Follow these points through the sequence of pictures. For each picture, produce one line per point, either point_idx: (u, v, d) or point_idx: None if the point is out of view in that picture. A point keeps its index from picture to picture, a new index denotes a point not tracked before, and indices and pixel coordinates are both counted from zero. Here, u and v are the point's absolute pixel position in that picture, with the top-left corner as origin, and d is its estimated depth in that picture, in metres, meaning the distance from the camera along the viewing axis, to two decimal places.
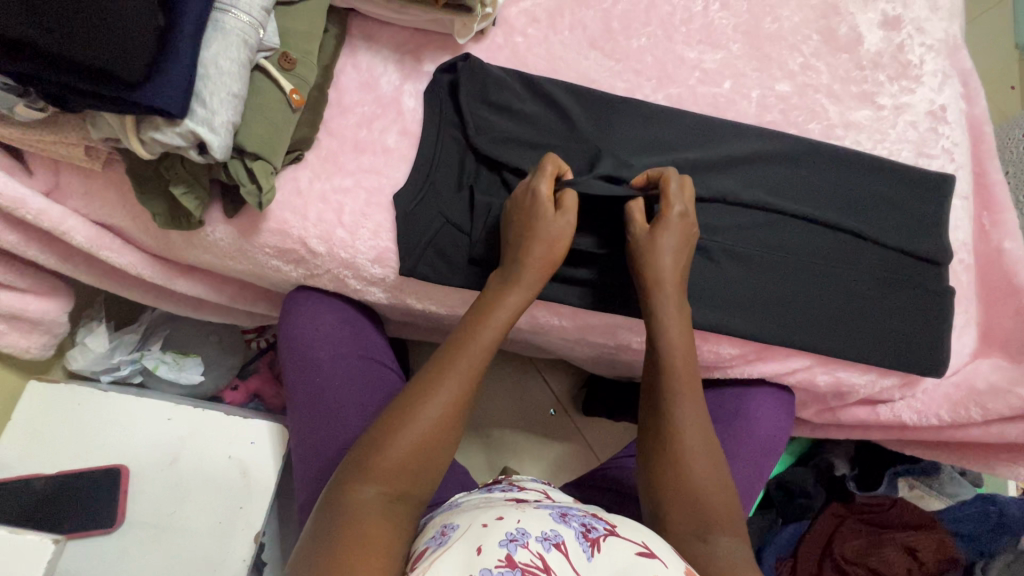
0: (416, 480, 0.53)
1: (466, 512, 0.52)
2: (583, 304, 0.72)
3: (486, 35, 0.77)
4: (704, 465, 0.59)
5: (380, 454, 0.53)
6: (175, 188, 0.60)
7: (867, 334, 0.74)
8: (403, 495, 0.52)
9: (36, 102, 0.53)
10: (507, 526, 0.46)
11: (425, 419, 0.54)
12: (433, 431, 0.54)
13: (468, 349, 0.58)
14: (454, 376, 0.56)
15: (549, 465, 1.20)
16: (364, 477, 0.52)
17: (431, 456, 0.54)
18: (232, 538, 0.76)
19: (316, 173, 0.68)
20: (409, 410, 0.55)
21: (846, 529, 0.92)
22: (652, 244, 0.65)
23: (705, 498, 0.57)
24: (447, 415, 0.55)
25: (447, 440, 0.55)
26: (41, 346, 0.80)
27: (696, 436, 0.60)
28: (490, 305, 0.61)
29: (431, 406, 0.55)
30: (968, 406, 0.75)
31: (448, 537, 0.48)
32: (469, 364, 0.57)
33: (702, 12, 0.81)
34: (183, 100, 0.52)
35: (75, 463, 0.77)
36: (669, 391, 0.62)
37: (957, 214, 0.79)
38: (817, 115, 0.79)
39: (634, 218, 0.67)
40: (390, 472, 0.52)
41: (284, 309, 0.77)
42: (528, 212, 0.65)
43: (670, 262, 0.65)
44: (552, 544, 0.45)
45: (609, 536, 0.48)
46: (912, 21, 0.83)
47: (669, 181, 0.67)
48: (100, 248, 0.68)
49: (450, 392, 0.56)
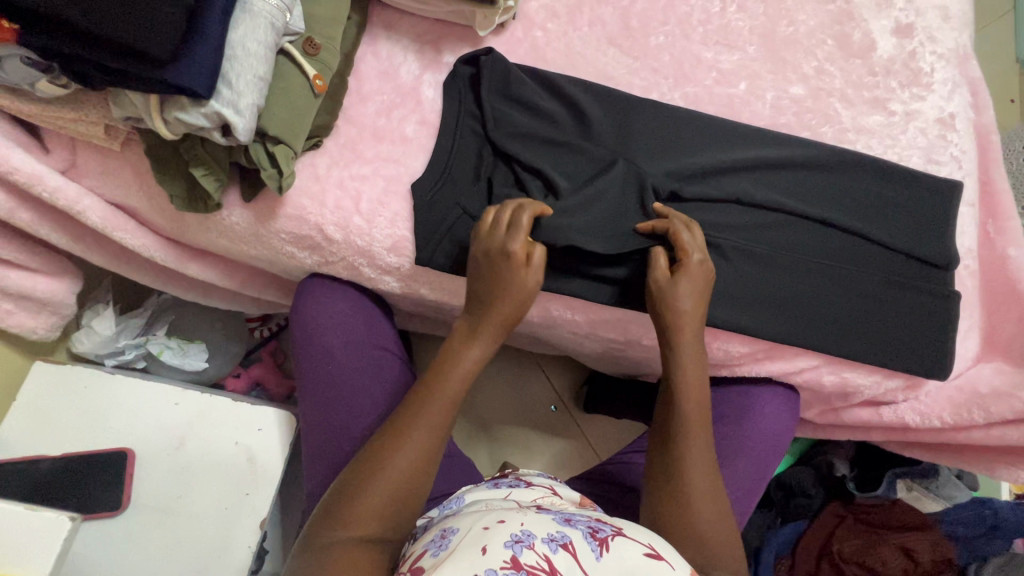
0: (389, 525, 0.53)
1: (466, 517, 0.52)
2: (610, 302, 0.72)
3: (506, 29, 0.77)
4: (707, 506, 0.60)
5: (352, 499, 0.53)
6: (195, 169, 0.60)
7: (873, 336, 0.75)
8: (377, 541, 0.52)
9: (59, 77, 0.53)
10: (511, 528, 0.47)
11: (398, 463, 0.55)
12: (404, 474, 0.54)
13: (440, 389, 0.58)
14: (427, 419, 0.57)
15: (550, 462, 1.20)
16: (336, 525, 0.52)
17: (403, 502, 0.54)
18: (239, 524, 0.76)
19: (334, 159, 0.68)
20: (380, 458, 0.55)
21: (844, 529, 0.93)
22: (672, 291, 0.65)
23: (707, 539, 0.58)
24: (420, 456, 0.55)
25: (420, 483, 0.55)
26: (47, 327, 0.79)
27: (704, 476, 0.61)
28: (457, 349, 0.61)
29: (402, 448, 0.55)
30: (970, 410, 0.76)
31: (449, 540, 0.49)
32: (439, 412, 0.57)
33: (719, 13, 0.82)
34: (210, 80, 0.51)
35: (83, 445, 0.76)
36: (676, 437, 0.63)
37: (963, 221, 0.81)
38: (830, 119, 0.80)
39: (658, 264, 0.66)
40: (364, 521, 0.52)
41: (297, 296, 0.77)
42: (492, 262, 0.62)
43: (690, 308, 0.65)
44: (558, 545, 0.46)
45: (616, 536, 0.49)
46: (924, 29, 0.84)
47: (682, 234, 0.66)
48: (114, 229, 0.68)
49: (419, 440, 0.56)
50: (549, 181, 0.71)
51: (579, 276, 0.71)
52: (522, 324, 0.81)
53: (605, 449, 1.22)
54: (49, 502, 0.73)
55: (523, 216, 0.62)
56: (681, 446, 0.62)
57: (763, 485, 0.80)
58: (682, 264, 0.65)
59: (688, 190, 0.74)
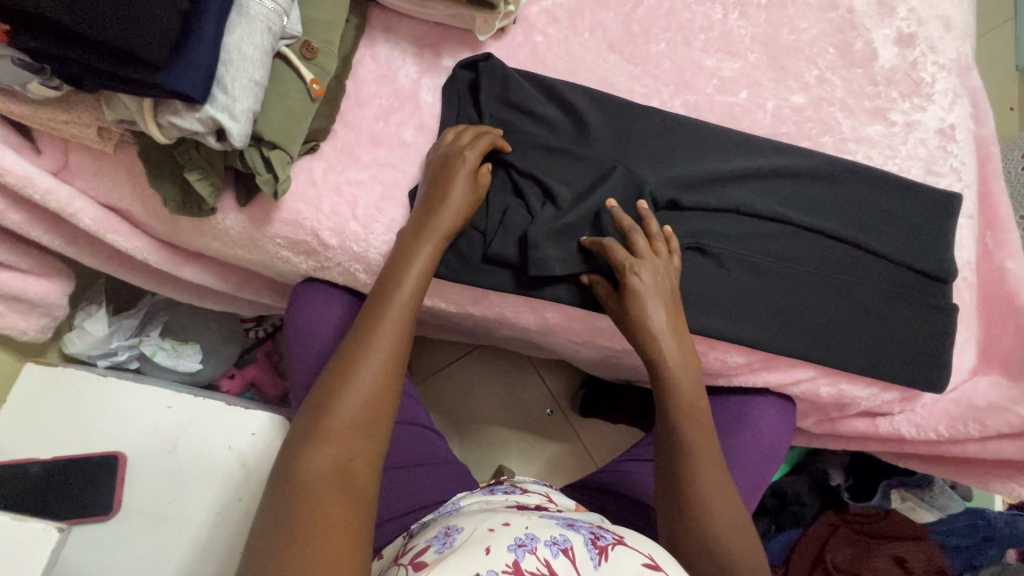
0: (369, 432, 0.52)
1: (471, 518, 0.53)
2: (571, 301, 0.70)
3: (507, 33, 0.76)
4: (725, 526, 0.57)
5: (326, 417, 0.51)
6: (190, 173, 0.59)
7: (870, 348, 0.75)
8: (361, 452, 0.51)
9: (50, 79, 0.52)
10: (516, 531, 0.48)
11: (365, 374, 0.54)
12: (375, 383, 0.54)
13: (394, 296, 0.58)
14: (387, 327, 0.56)
15: (544, 465, 1.20)
16: (314, 443, 0.50)
17: (379, 411, 0.53)
18: (231, 528, 0.75)
19: (331, 164, 0.67)
20: (346, 374, 0.54)
21: (838, 538, 0.94)
22: (630, 314, 0.65)
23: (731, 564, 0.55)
24: (388, 366, 0.55)
25: (394, 385, 0.55)
26: (39, 329, 0.78)
27: (715, 496, 0.59)
28: (407, 256, 0.61)
29: (367, 358, 0.54)
30: (966, 423, 0.76)
31: (452, 539, 0.50)
32: (398, 315, 0.57)
33: (721, 20, 0.82)
34: (205, 85, 0.50)
35: (74, 448, 0.76)
36: (680, 443, 0.61)
37: (962, 232, 0.80)
38: (831, 128, 0.80)
39: (603, 297, 0.67)
40: (343, 432, 0.51)
41: (292, 301, 0.76)
42: (443, 171, 0.65)
43: (660, 321, 0.64)
44: (559, 550, 0.46)
45: (616, 545, 0.49)
46: (925, 39, 0.84)
47: (614, 250, 0.65)
48: (107, 232, 0.67)
49: (386, 346, 0.56)
50: (546, 188, 0.70)
51: (576, 286, 0.71)
52: (519, 331, 0.81)
53: (600, 452, 1.22)
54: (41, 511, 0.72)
55: (483, 140, 0.66)
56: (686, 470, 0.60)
57: (758, 495, 0.79)
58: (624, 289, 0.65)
59: (688, 200, 0.73)
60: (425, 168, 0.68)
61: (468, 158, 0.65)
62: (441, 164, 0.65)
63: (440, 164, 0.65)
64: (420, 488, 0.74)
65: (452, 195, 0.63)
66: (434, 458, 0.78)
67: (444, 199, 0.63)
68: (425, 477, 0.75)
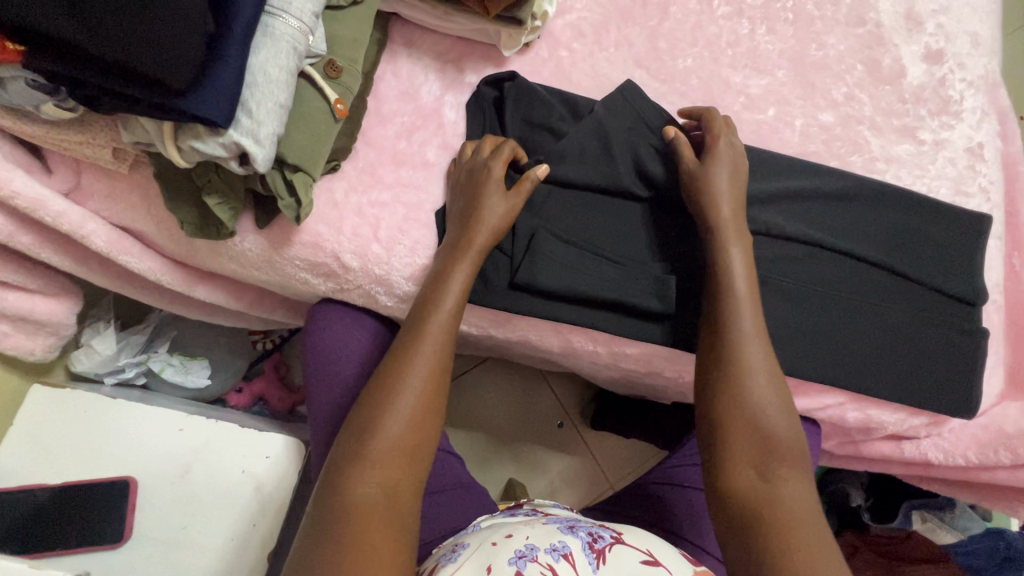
0: (409, 458, 0.53)
1: (476, 532, 0.55)
2: (619, 332, 0.69)
3: (531, 48, 0.74)
4: (770, 402, 0.57)
5: (365, 446, 0.52)
6: (209, 197, 0.57)
7: (900, 372, 0.73)
8: (400, 479, 0.52)
9: (65, 101, 0.50)
10: (516, 543, 0.49)
11: (408, 399, 0.55)
12: (416, 410, 0.55)
13: (433, 317, 0.59)
14: (423, 353, 0.57)
15: (554, 480, 1.18)
16: (360, 466, 0.51)
17: (421, 436, 0.54)
18: (246, 557, 0.73)
19: (352, 185, 0.65)
20: (384, 402, 0.55)
21: (860, 559, 0.92)
22: (708, 172, 0.65)
23: (777, 440, 0.55)
24: (426, 393, 0.56)
25: (434, 409, 0.56)
26: (45, 349, 0.76)
27: (762, 377, 0.58)
28: (442, 279, 0.60)
29: (407, 385, 0.55)
30: (996, 450, 0.75)
31: (459, 554, 0.51)
32: (433, 340, 0.58)
33: (748, 35, 0.80)
34: (229, 109, 0.48)
35: (83, 474, 0.73)
36: (723, 318, 0.61)
37: (991, 254, 0.79)
38: (859, 147, 0.78)
39: (684, 150, 0.67)
40: (381, 460, 0.52)
41: (311, 321, 0.74)
42: (471, 184, 0.63)
43: (728, 185, 0.65)
44: (561, 554, 0.48)
45: (615, 545, 0.50)
46: (954, 55, 0.82)
47: (713, 116, 0.69)
48: (119, 252, 0.65)
49: (423, 370, 0.56)
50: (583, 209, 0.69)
51: (622, 313, 0.69)
52: (540, 352, 0.79)
53: (611, 465, 1.20)
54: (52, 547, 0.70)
55: (505, 151, 0.64)
56: (732, 347, 0.59)
57: None
58: (710, 147, 0.67)
59: None
60: (450, 188, 0.66)
61: (493, 169, 0.63)
62: (467, 183, 0.64)
63: (469, 179, 0.64)
64: (447, 515, 0.72)
65: (484, 211, 0.62)
66: (454, 483, 0.76)
67: (478, 212, 0.62)
68: (446, 503, 0.73)
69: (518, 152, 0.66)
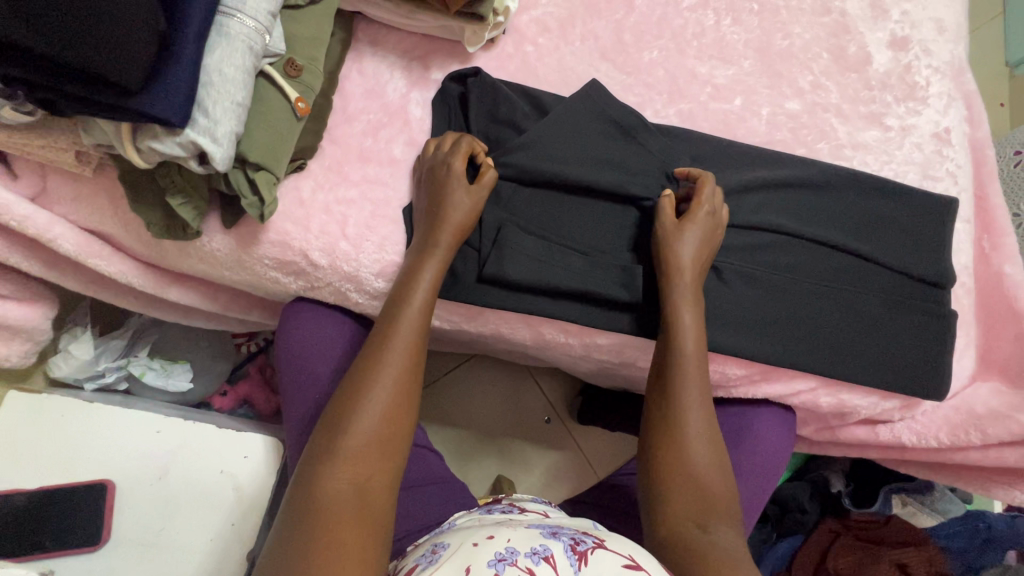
0: (381, 456, 0.54)
1: (455, 533, 0.55)
2: (588, 323, 0.69)
3: (496, 43, 0.75)
4: (707, 462, 0.62)
5: (337, 444, 0.53)
6: (172, 198, 0.57)
7: (871, 357, 0.74)
8: (372, 477, 0.52)
9: (23, 105, 0.50)
10: (497, 545, 0.49)
11: (378, 395, 0.55)
12: (389, 407, 0.55)
13: (404, 314, 0.59)
14: (395, 349, 0.58)
15: (543, 474, 1.18)
16: (330, 464, 0.52)
17: (394, 432, 0.55)
18: (225, 557, 0.73)
19: (319, 182, 0.66)
20: (356, 399, 0.55)
21: (840, 544, 0.92)
22: (681, 235, 0.66)
23: (713, 499, 0.60)
24: (399, 389, 0.56)
25: (407, 406, 0.57)
26: (20, 354, 0.77)
27: (700, 436, 0.63)
28: (413, 275, 0.61)
29: (377, 385, 0.56)
30: (967, 431, 0.75)
31: (437, 556, 0.51)
32: (403, 340, 0.58)
33: (714, 26, 0.81)
34: (183, 109, 0.49)
35: (61, 478, 0.74)
36: (676, 376, 0.64)
37: (958, 237, 0.80)
38: (826, 134, 0.79)
39: (663, 211, 0.68)
40: (354, 457, 0.52)
41: (285, 319, 0.74)
42: (433, 180, 0.64)
43: (694, 252, 0.66)
44: (541, 558, 0.47)
45: (597, 548, 0.49)
46: (919, 42, 0.83)
47: (706, 184, 0.68)
48: (88, 255, 0.65)
49: (395, 366, 0.57)
50: (550, 203, 0.70)
51: (589, 304, 0.69)
52: (516, 346, 0.79)
53: (599, 459, 1.20)
54: (38, 550, 0.71)
55: (460, 148, 0.65)
56: (678, 406, 0.63)
57: (761, 502, 0.79)
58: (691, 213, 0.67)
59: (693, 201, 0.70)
60: (415, 185, 0.67)
61: (455, 165, 0.63)
62: (430, 179, 0.65)
63: (431, 176, 0.64)
64: (422, 509, 0.72)
65: (448, 210, 0.62)
66: (431, 478, 0.76)
67: (442, 208, 0.62)
68: (425, 498, 0.74)
69: (476, 147, 0.67)
